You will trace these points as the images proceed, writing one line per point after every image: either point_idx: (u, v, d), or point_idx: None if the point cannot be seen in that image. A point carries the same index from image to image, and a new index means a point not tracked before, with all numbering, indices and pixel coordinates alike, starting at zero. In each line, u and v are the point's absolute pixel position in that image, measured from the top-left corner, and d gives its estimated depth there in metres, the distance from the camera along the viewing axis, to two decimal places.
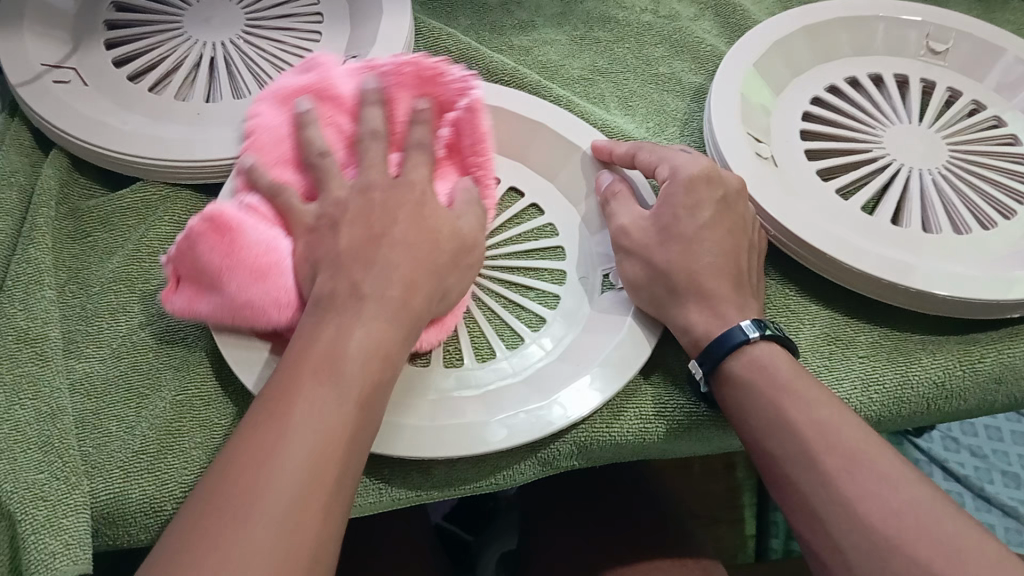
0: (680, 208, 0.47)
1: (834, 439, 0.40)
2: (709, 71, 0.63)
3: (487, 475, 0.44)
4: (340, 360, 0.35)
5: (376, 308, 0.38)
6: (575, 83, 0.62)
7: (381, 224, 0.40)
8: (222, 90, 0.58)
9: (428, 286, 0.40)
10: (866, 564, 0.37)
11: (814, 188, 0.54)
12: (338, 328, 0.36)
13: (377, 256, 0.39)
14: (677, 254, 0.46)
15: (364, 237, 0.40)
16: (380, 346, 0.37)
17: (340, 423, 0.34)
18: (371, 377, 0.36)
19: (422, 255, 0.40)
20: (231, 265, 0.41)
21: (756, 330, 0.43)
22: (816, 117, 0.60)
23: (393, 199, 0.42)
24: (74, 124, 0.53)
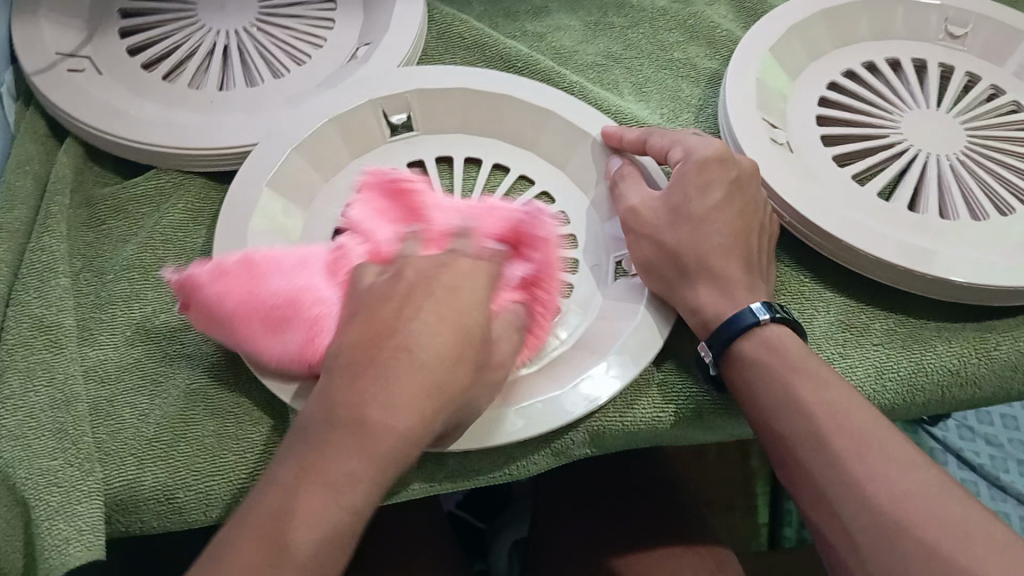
0: (692, 186, 0.46)
1: (843, 424, 0.39)
2: (725, 57, 0.63)
3: (499, 465, 0.44)
4: (287, 527, 0.33)
5: (345, 459, 0.34)
6: (589, 70, 0.62)
7: (389, 345, 0.35)
8: (236, 78, 0.58)
9: (431, 417, 0.35)
10: (874, 549, 0.36)
11: (829, 173, 0.53)
12: (298, 481, 0.34)
13: (366, 384, 0.34)
14: (689, 236, 0.45)
15: (366, 348, 0.35)
16: (341, 504, 0.34)
17: None
18: (322, 541, 0.33)
19: (421, 384, 0.35)
20: (246, 313, 0.41)
21: (765, 312, 0.43)
22: (832, 102, 0.59)
23: (405, 305, 0.36)
24: (88, 111, 0.53)
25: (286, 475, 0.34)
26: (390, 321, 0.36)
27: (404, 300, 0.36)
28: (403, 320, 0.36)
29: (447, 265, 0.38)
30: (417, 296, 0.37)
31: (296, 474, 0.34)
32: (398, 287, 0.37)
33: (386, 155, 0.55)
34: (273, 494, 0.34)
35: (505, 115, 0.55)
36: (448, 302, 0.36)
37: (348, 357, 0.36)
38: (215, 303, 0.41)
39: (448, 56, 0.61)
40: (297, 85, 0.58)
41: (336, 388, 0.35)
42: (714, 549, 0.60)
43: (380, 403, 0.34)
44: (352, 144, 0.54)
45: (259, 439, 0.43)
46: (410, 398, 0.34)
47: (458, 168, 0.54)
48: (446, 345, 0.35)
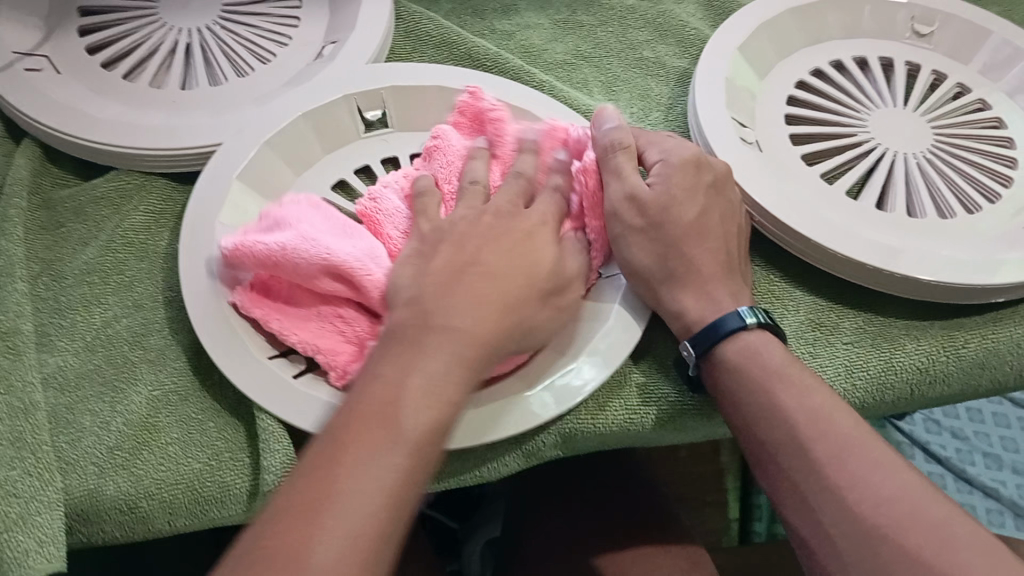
0: (676, 188, 0.46)
1: (823, 427, 0.39)
2: (694, 55, 0.62)
3: (470, 467, 0.44)
4: (399, 408, 0.35)
5: (439, 355, 0.37)
6: (558, 68, 0.61)
7: (469, 273, 0.40)
8: (198, 77, 0.57)
9: (502, 334, 0.39)
10: (854, 552, 0.36)
11: (799, 172, 0.53)
12: (401, 372, 0.36)
13: (448, 300, 0.38)
14: (675, 236, 0.45)
15: (452, 268, 0.40)
16: (439, 389, 0.36)
17: (401, 465, 0.34)
18: (428, 423, 0.35)
19: (496, 303, 0.39)
20: (311, 221, 0.44)
21: (751, 316, 0.43)
22: (801, 101, 0.59)
23: (479, 244, 0.41)
24: (47, 112, 0.52)
25: (387, 368, 0.36)
26: (468, 255, 0.41)
27: (481, 240, 0.41)
28: (477, 253, 0.41)
29: (511, 224, 0.43)
30: (493, 238, 0.42)
31: (398, 366, 0.36)
32: (471, 233, 0.42)
33: (360, 151, 0.54)
34: (373, 377, 0.36)
35: None
36: (517, 245, 0.42)
37: (428, 285, 0.39)
38: (296, 212, 0.44)
39: (415, 54, 0.60)
40: (262, 84, 0.57)
41: (418, 306, 0.38)
42: (686, 547, 0.60)
43: (464, 314, 0.38)
44: (324, 140, 0.53)
45: (225, 446, 0.43)
46: (487, 312, 0.39)
47: None
48: (515, 277, 0.40)
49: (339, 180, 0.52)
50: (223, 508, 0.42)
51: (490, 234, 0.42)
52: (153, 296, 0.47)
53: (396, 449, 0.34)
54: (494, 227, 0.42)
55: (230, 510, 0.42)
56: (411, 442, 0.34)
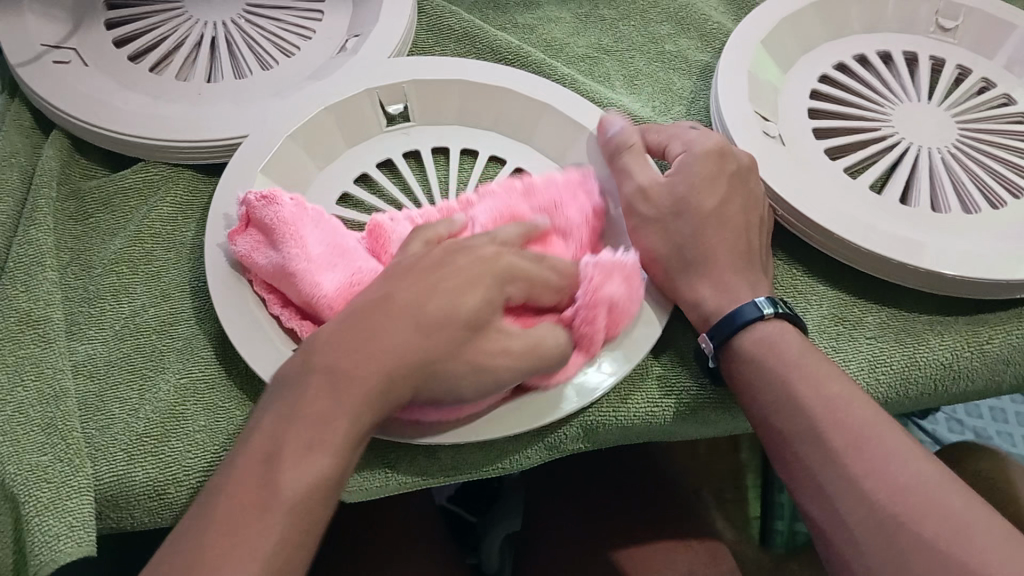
0: (695, 180, 0.46)
1: (843, 417, 0.39)
2: (717, 49, 0.62)
3: (492, 459, 0.44)
4: (275, 472, 0.34)
5: (326, 406, 0.35)
6: (580, 62, 0.61)
7: (379, 311, 0.38)
8: (224, 70, 0.58)
9: (404, 379, 0.37)
10: (873, 541, 0.36)
11: (822, 166, 0.53)
12: (283, 427, 0.35)
13: (342, 345, 0.37)
14: (694, 229, 0.45)
15: (361, 311, 0.38)
16: (327, 442, 0.35)
17: (274, 534, 0.32)
18: (309, 483, 0.34)
19: (398, 345, 0.37)
20: (300, 238, 0.43)
21: (770, 306, 0.43)
22: (825, 95, 0.59)
23: (399, 281, 0.39)
24: (75, 104, 0.53)
25: (269, 424, 0.35)
26: (382, 293, 0.39)
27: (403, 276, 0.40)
28: (392, 291, 0.39)
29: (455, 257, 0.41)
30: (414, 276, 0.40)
31: (283, 421, 0.35)
32: (409, 268, 0.40)
33: (381, 145, 0.54)
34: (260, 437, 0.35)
35: (499, 108, 0.55)
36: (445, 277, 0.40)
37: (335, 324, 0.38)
38: (289, 222, 0.43)
39: (438, 48, 0.60)
40: (286, 76, 0.57)
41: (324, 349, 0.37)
42: (707, 543, 0.60)
43: (351, 360, 0.36)
44: (347, 133, 0.53)
45: None
46: (384, 355, 0.37)
47: (451, 160, 0.54)
48: (426, 315, 0.38)
49: (360, 173, 0.53)
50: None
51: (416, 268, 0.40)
52: (179, 286, 0.48)
53: (271, 515, 0.33)
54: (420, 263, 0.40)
55: None
56: (287, 506, 0.33)
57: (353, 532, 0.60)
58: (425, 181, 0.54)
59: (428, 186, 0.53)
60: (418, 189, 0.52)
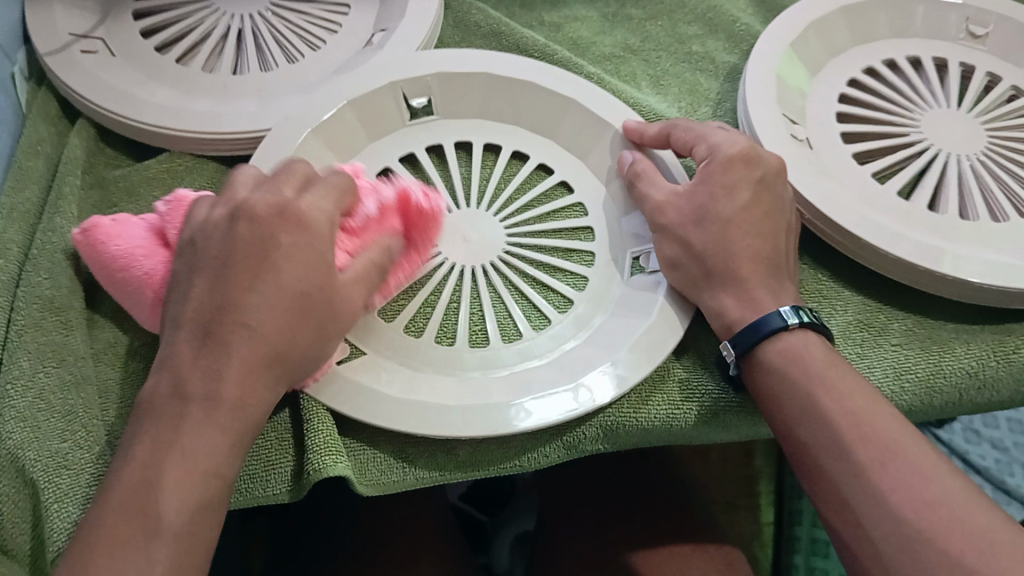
0: (717, 186, 0.46)
1: (867, 430, 0.39)
2: (745, 50, 0.62)
3: (509, 457, 0.44)
4: (155, 496, 0.35)
5: (196, 430, 0.36)
6: (606, 61, 0.61)
7: (223, 325, 0.37)
8: (250, 62, 0.58)
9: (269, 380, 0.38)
10: (897, 556, 0.36)
11: (850, 171, 0.53)
12: (159, 456, 0.35)
13: (203, 366, 0.37)
14: (716, 235, 0.45)
15: (207, 322, 0.38)
16: (204, 463, 0.36)
17: (158, 558, 0.34)
18: (191, 506, 0.35)
19: (259, 354, 0.37)
20: (104, 276, 0.44)
21: (794, 316, 0.43)
22: (853, 99, 0.58)
23: (242, 277, 0.38)
24: (102, 93, 0.53)
25: (140, 458, 0.36)
26: (223, 299, 0.38)
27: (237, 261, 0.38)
28: (231, 297, 0.38)
29: (277, 233, 0.39)
30: (250, 267, 0.38)
31: (156, 451, 0.36)
32: (239, 251, 0.39)
33: (406, 138, 0.54)
34: (144, 459, 0.35)
35: (524, 104, 0.55)
36: (280, 265, 0.38)
37: (194, 346, 0.37)
38: (94, 266, 0.44)
39: (464, 44, 0.60)
40: (312, 69, 0.57)
41: (183, 370, 0.37)
42: (722, 548, 0.60)
43: (213, 384, 0.37)
44: (372, 127, 0.53)
45: (271, 430, 0.43)
46: (249, 369, 0.37)
47: (476, 157, 0.54)
48: (285, 309, 0.38)
49: (385, 167, 0.53)
50: (266, 486, 0.42)
51: (244, 251, 0.39)
52: None
53: (158, 543, 0.34)
54: (245, 245, 0.39)
55: (273, 489, 0.43)
56: (169, 532, 0.34)
57: (362, 529, 0.60)
58: (448, 176, 0.54)
59: (454, 182, 0.53)
60: (443, 185, 0.53)
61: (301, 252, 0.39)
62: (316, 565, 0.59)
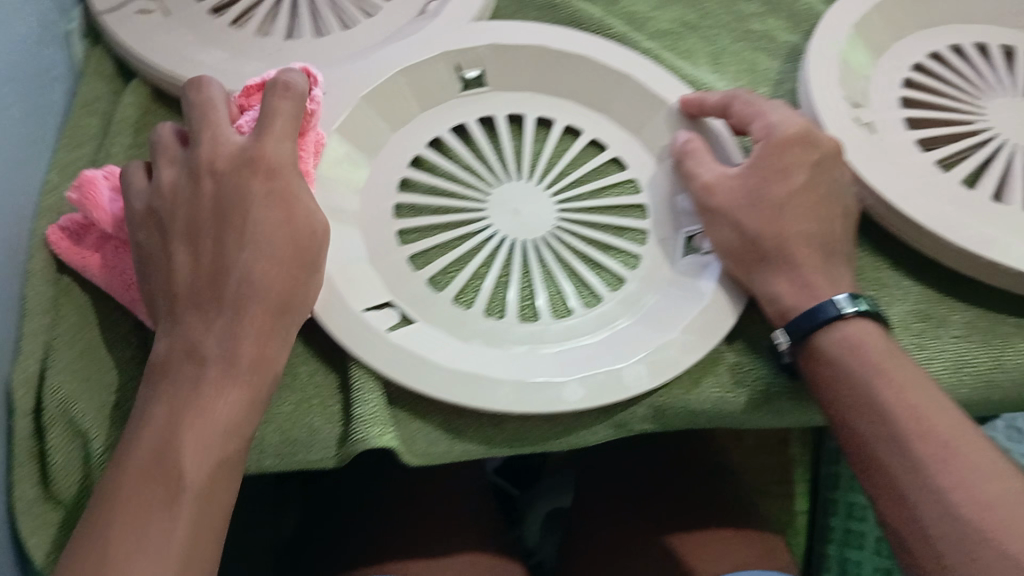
0: (770, 171, 0.45)
1: (926, 424, 0.38)
2: (806, 30, 0.60)
3: (559, 435, 0.44)
4: (175, 456, 0.35)
5: (206, 393, 0.37)
6: (662, 37, 0.60)
7: (211, 287, 0.38)
8: (304, 27, 0.57)
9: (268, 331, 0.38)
10: (956, 555, 0.35)
11: (912, 157, 0.51)
12: (176, 419, 0.36)
13: (208, 330, 0.38)
14: (769, 219, 0.44)
15: (201, 284, 0.38)
16: (217, 424, 0.36)
17: (180, 521, 0.34)
18: (211, 464, 0.36)
19: (258, 308, 0.38)
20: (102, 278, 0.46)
21: (850, 304, 0.42)
22: (917, 84, 0.57)
23: (223, 234, 0.39)
24: (157, 54, 0.53)
25: (156, 422, 0.36)
26: (215, 264, 0.38)
27: (216, 223, 0.39)
28: (221, 259, 0.38)
29: (246, 182, 0.39)
30: (228, 224, 0.39)
31: (173, 415, 0.36)
32: (216, 208, 0.39)
33: (456, 109, 0.54)
34: (159, 425, 0.36)
35: (577, 78, 0.54)
36: (256, 213, 0.39)
37: (195, 310, 0.38)
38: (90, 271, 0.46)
39: (519, 15, 0.59)
40: (366, 36, 0.57)
41: (178, 334, 0.38)
42: (762, 535, 0.60)
43: (227, 346, 0.37)
44: (423, 96, 0.53)
45: (314, 393, 0.44)
46: (257, 326, 0.38)
47: (528, 131, 0.54)
48: (272, 258, 0.39)
49: (435, 137, 0.53)
50: (312, 451, 0.42)
51: (214, 210, 0.39)
52: None
53: (180, 506, 0.35)
54: (216, 204, 0.39)
55: (319, 454, 0.42)
56: (192, 492, 0.35)
57: (395, 500, 0.60)
58: (499, 149, 0.54)
59: (506, 155, 0.53)
60: (494, 158, 0.53)
61: (271, 198, 0.39)
62: (351, 532, 0.59)
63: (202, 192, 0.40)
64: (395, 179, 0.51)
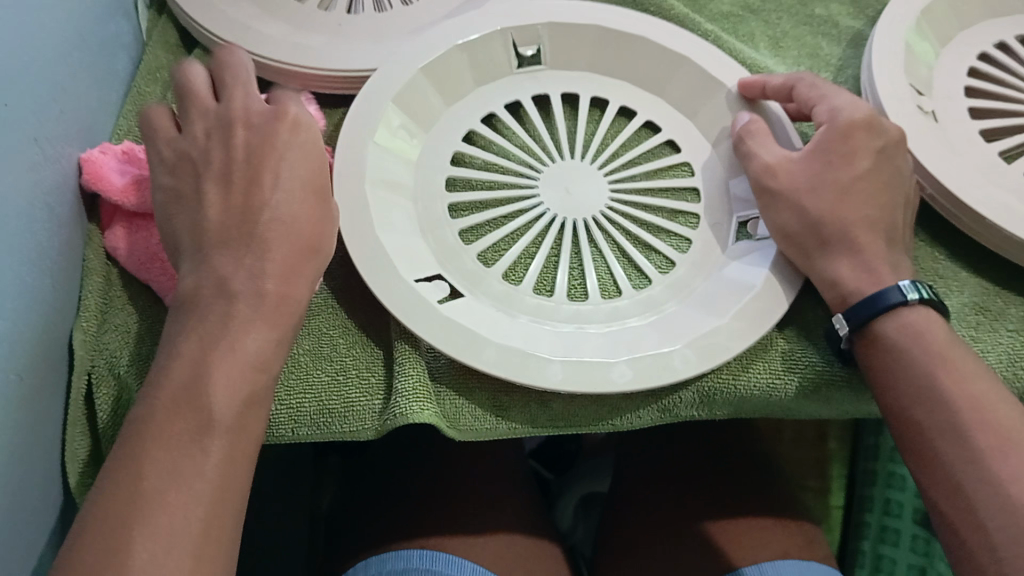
0: (836, 155, 0.44)
1: (986, 416, 0.37)
2: (869, 16, 0.59)
3: (605, 416, 0.44)
4: (205, 390, 0.34)
5: (230, 329, 0.36)
6: (723, 20, 0.59)
7: (238, 223, 0.38)
8: (363, 1, 0.58)
9: (296, 272, 0.39)
10: (1013, 550, 0.34)
11: (975, 149, 0.50)
12: (204, 354, 0.35)
13: (245, 272, 0.37)
14: (832, 203, 0.43)
15: (230, 223, 0.38)
16: (244, 361, 0.36)
17: (212, 453, 0.33)
18: (240, 402, 0.35)
19: (289, 249, 0.39)
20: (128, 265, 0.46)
21: (914, 291, 0.41)
22: (982, 74, 0.55)
23: (254, 173, 0.40)
24: (220, 23, 0.53)
25: (186, 355, 0.35)
26: (245, 203, 0.39)
27: (251, 163, 0.40)
28: (252, 196, 0.39)
29: (277, 131, 0.41)
30: (256, 165, 0.40)
31: (202, 350, 0.35)
32: (243, 149, 0.40)
33: (512, 86, 0.54)
34: (188, 361, 0.35)
35: (636, 57, 0.54)
36: (288, 161, 0.40)
37: (229, 254, 0.38)
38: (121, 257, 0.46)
39: None
40: (426, 11, 0.57)
41: (205, 268, 0.38)
42: (802, 524, 0.60)
43: (254, 281, 0.37)
44: (480, 71, 0.53)
45: (354, 364, 0.44)
46: (288, 265, 0.38)
47: (582, 109, 0.54)
48: (299, 192, 0.40)
49: (488, 112, 0.53)
50: (346, 423, 0.43)
51: (245, 154, 0.40)
52: None
53: (210, 439, 0.33)
54: (249, 147, 0.40)
55: (355, 425, 0.43)
56: (222, 426, 0.34)
57: (431, 475, 0.61)
58: (553, 129, 0.54)
59: (559, 133, 0.53)
60: (547, 135, 0.53)
61: (297, 148, 0.41)
62: (387, 505, 0.60)
63: (232, 137, 0.41)
64: (448, 151, 0.51)
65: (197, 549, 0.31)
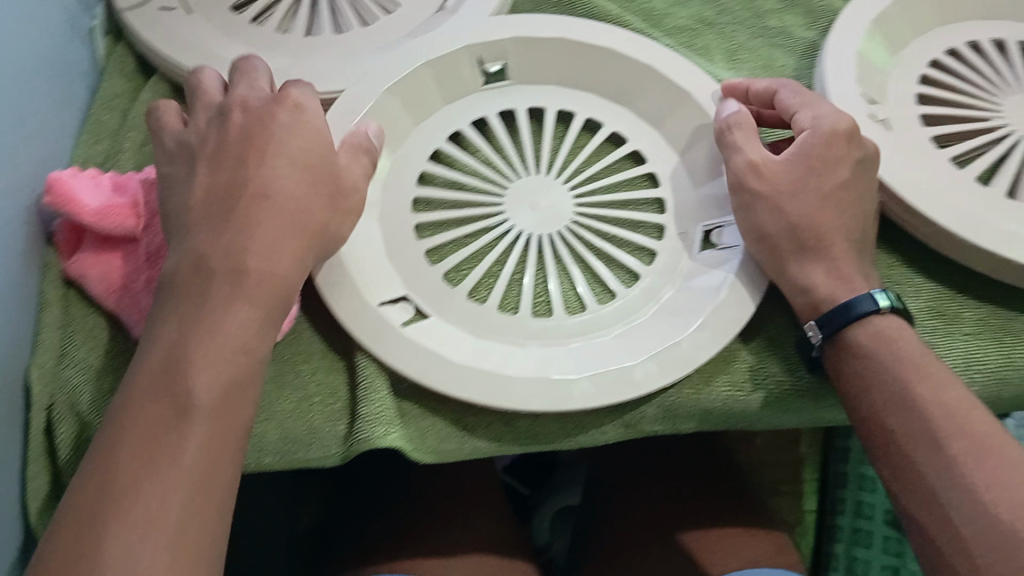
0: (818, 161, 0.45)
1: (956, 420, 0.38)
2: (823, 27, 0.60)
3: (570, 433, 0.44)
4: (184, 376, 0.34)
5: (216, 313, 0.36)
6: (680, 34, 0.60)
7: (228, 202, 0.38)
8: (323, 24, 0.58)
9: (285, 257, 0.38)
10: (985, 552, 0.35)
11: (929, 155, 0.51)
12: (184, 340, 0.35)
13: (225, 257, 0.37)
14: (808, 211, 0.44)
15: (216, 206, 0.38)
16: (232, 342, 0.35)
17: (196, 438, 0.33)
18: (223, 386, 0.34)
19: (274, 234, 0.38)
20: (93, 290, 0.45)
21: (885, 299, 0.42)
22: (933, 81, 0.57)
23: (247, 156, 0.40)
24: (179, 51, 0.53)
25: (164, 340, 0.35)
26: (230, 183, 0.39)
27: (224, 182, 0.39)
28: (238, 177, 0.39)
29: (273, 116, 0.41)
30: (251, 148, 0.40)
31: (183, 332, 0.35)
32: (232, 143, 0.40)
33: (477, 104, 0.54)
34: (165, 348, 0.35)
35: (602, 70, 0.54)
36: (274, 166, 0.40)
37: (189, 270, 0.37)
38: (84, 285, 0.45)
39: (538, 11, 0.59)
40: (386, 32, 0.57)
41: (192, 251, 0.37)
42: (772, 533, 0.59)
43: (235, 257, 0.37)
44: (445, 89, 0.53)
45: (316, 390, 0.44)
46: (272, 247, 0.38)
47: (548, 124, 0.54)
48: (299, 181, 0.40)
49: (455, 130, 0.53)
50: (314, 448, 0.43)
51: (239, 138, 0.40)
52: None
53: (190, 424, 0.33)
54: (245, 130, 0.40)
55: (322, 451, 0.43)
56: (202, 412, 0.34)
57: (411, 496, 0.61)
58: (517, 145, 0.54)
59: (525, 150, 0.53)
60: (512, 148, 0.53)
61: (292, 142, 0.41)
62: (360, 529, 0.60)
63: (230, 122, 0.41)
64: (415, 170, 0.51)
65: (181, 540, 0.31)
